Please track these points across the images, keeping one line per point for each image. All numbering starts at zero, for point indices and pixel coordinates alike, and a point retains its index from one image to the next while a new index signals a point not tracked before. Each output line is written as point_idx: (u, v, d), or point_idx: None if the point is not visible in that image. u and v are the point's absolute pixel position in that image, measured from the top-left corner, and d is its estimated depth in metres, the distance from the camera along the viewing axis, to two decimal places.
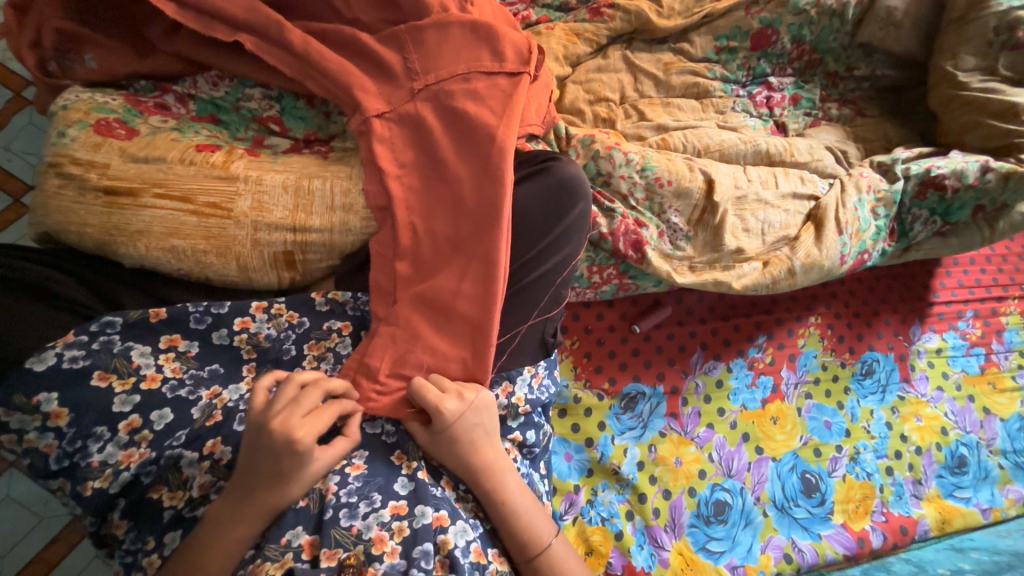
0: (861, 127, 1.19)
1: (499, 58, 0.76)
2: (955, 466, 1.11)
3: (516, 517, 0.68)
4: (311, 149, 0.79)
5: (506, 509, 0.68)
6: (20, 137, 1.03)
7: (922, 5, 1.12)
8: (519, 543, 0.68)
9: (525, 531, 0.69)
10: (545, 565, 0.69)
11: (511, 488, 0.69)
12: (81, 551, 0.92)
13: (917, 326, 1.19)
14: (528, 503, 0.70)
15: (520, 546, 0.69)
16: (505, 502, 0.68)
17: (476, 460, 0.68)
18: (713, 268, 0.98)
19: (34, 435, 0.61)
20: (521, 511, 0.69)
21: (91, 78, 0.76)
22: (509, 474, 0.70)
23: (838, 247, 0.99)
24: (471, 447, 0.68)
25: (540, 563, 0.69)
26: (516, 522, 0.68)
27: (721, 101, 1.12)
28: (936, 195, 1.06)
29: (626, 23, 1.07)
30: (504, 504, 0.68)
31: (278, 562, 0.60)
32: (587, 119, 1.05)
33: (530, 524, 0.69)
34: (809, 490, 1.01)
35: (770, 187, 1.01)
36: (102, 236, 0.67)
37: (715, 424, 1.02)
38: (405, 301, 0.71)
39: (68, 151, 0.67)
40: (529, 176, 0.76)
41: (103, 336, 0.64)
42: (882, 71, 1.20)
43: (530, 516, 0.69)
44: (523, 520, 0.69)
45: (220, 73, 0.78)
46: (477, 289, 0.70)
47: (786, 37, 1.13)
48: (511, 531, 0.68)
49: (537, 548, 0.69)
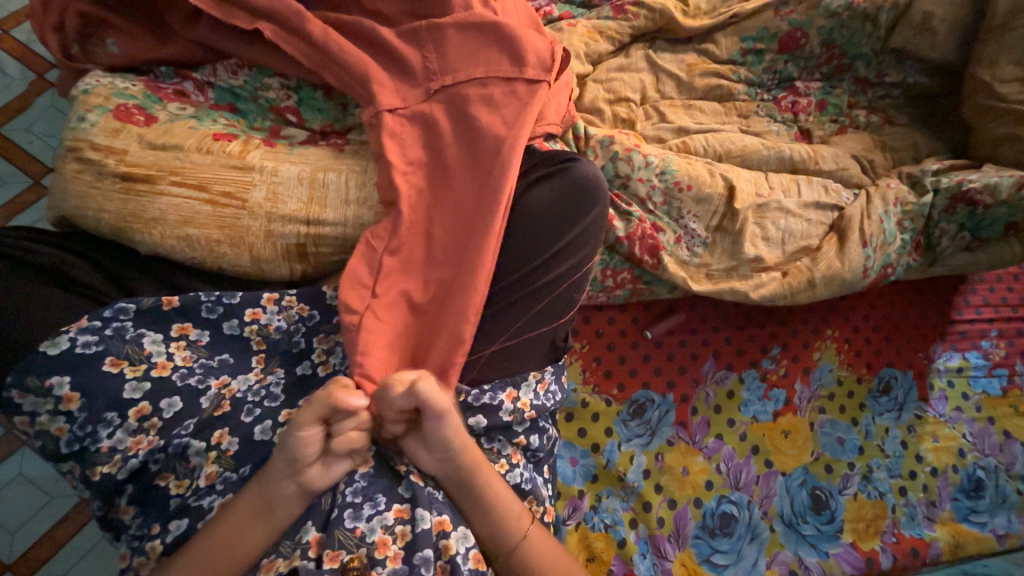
0: (889, 136, 1.14)
1: (519, 62, 0.74)
2: (971, 490, 1.07)
3: (493, 511, 0.67)
4: (328, 141, 0.78)
5: (483, 503, 0.67)
6: (42, 119, 1.04)
7: (961, 10, 1.08)
8: (496, 532, 0.67)
9: (502, 523, 0.67)
10: (519, 555, 0.67)
11: (490, 481, 0.67)
12: (87, 533, 0.92)
13: (938, 344, 1.16)
14: (503, 497, 0.68)
15: (497, 542, 0.67)
16: (481, 490, 0.67)
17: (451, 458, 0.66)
18: (731, 277, 0.96)
19: (45, 418, 0.61)
20: (497, 506, 0.67)
21: (113, 63, 0.76)
22: (487, 468, 0.68)
23: (861, 260, 0.96)
24: (454, 434, 0.65)
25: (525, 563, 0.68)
26: (490, 513, 0.67)
27: (744, 105, 1.09)
28: (967, 209, 1.03)
29: (650, 22, 1.05)
30: (481, 495, 0.67)
31: (288, 558, 0.61)
32: (606, 119, 1.03)
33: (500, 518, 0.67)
34: (819, 507, 0.99)
35: (791, 195, 0.99)
36: (118, 223, 0.67)
37: (724, 435, 1.00)
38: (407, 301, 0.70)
39: (87, 135, 0.67)
40: (533, 187, 0.74)
41: (116, 322, 0.64)
42: (915, 78, 1.15)
43: (504, 511, 0.67)
44: (496, 516, 0.67)
45: (239, 62, 0.77)
46: (466, 300, 0.69)
47: (815, 40, 1.09)
48: (486, 524, 0.67)
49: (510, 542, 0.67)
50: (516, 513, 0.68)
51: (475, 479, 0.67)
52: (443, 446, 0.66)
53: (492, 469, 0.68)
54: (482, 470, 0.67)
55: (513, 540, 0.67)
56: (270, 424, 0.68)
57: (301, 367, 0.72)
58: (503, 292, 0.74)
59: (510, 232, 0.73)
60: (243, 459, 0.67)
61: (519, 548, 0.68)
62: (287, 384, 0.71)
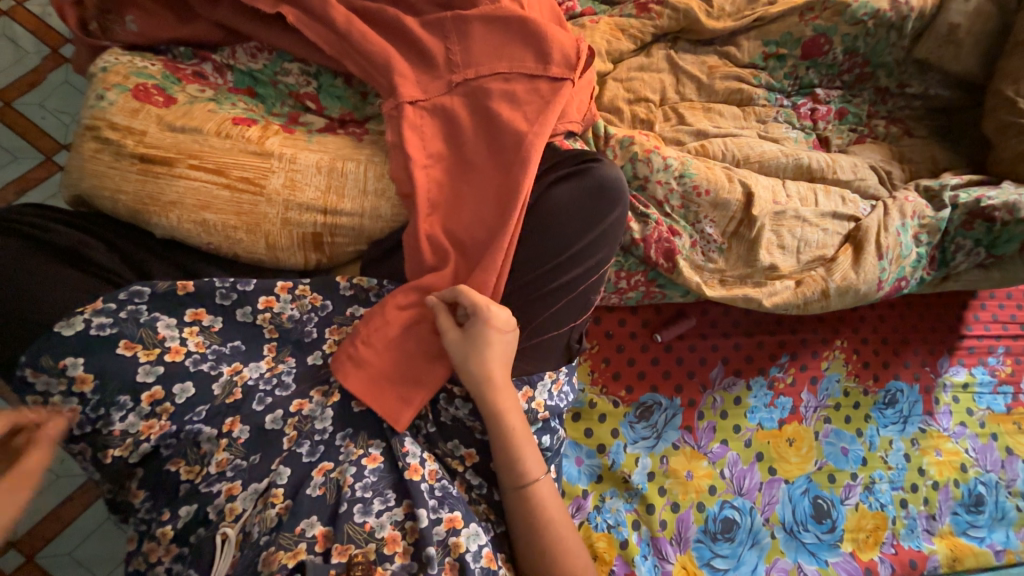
0: (908, 148, 1.14)
1: (544, 60, 0.73)
2: (971, 504, 1.08)
3: (499, 428, 0.68)
4: (346, 130, 0.77)
5: (492, 420, 0.68)
6: (55, 95, 1.03)
7: (987, 24, 1.07)
8: (507, 468, 0.69)
9: (512, 463, 0.68)
10: (528, 497, 0.69)
11: (508, 422, 0.68)
12: (93, 512, 0.93)
13: (946, 358, 1.16)
14: (519, 439, 0.69)
15: (501, 459, 0.69)
16: (501, 429, 0.68)
17: (486, 386, 0.68)
18: (745, 284, 0.96)
19: (58, 399, 0.61)
20: (503, 425, 0.68)
21: (131, 41, 0.75)
22: (510, 411, 0.69)
23: (876, 272, 0.97)
24: (497, 361, 0.68)
25: (523, 485, 0.69)
26: (503, 453, 0.68)
27: (764, 110, 1.08)
28: (984, 225, 1.02)
29: (673, 21, 1.04)
30: (495, 413, 0.68)
31: (291, 551, 0.62)
32: (625, 119, 1.02)
33: (516, 457, 0.68)
34: (820, 515, 1.00)
35: (809, 204, 0.98)
36: (135, 205, 0.66)
37: (729, 441, 1.01)
38: (411, 291, 0.69)
39: (105, 114, 0.66)
40: (555, 187, 0.73)
41: (130, 305, 0.63)
42: (936, 90, 1.14)
43: (519, 454, 0.68)
44: (502, 434, 0.68)
45: (259, 45, 0.76)
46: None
47: (839, 47, 1.08)
48: (499, 458, 0.69)
49: (521, 481, 0.69)
50: (527, 457, 0.69)
51: (492, 419, 0.68)
52: (485, 372, 0.67)
53: (515, 412, 0.69)
54: (496, 395, 0.68)
55: (525, 479, 0.69)
56: (281, 414, 0.68)
57: (312, 357, 0.71)
58: (518, 292, 0.73)
59: (527, 231, 0.72)
60: (253, 448, 0.67)
61: (527, 489, 0.69)
62: (298, 373, 0.70)
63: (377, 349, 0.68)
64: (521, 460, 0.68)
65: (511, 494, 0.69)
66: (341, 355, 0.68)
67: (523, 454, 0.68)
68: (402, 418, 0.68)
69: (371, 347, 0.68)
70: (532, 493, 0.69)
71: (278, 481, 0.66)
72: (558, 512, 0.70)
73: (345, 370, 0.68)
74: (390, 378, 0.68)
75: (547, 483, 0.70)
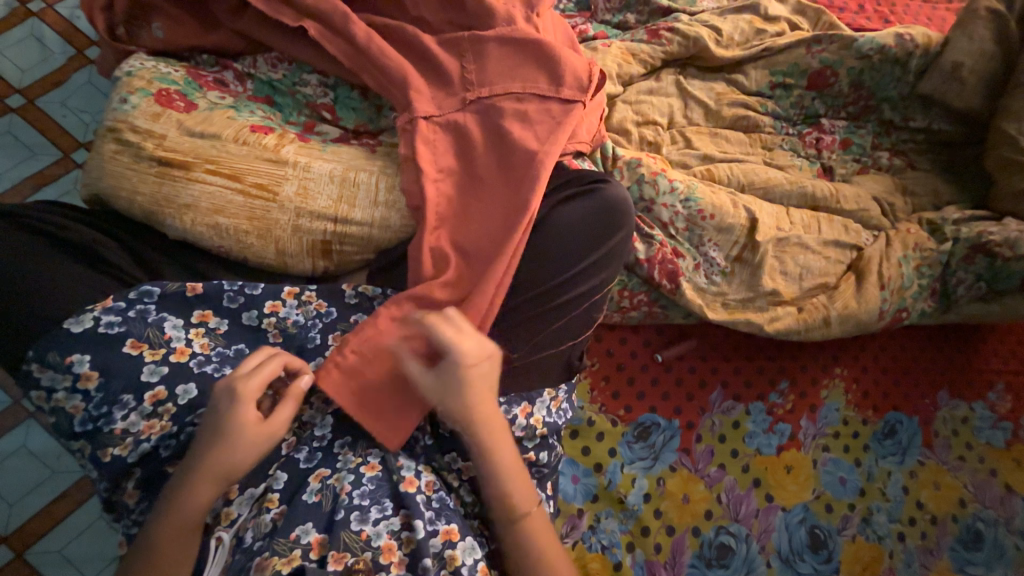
0: (911, 180, 1.15)
1: (556, 82, 0.75)
2: (971, 541, 1.07)
3: (488, 458, 0.66)
4: (360, 141, 0.78)
5: (481, 448, 0.66)
6: (76, 95, 1.05)
7: (990, 63, 1.09)
8: (498, 498, 0.67)
9: (503, 493, 0.67)
10: (519, 527, 0.67)
11: (497, 452, 0.67)
12: (85, 510, 0.92)
13: (945, 391, 1.16)
14: (508, 471, 0.67)
15: (492, 489, 0.67)
16: (493, 458, 0.67)
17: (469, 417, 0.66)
18: (747, 308, 0.96)
19: (62, 395, 0.61)
20: (492, 454, 0.67)
21: (157, 47, 0.77)
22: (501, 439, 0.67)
23: (877, 301, 0.97)
24: (482, 389, 0.66)
25: (514, 517, 0.67)
26: (494, 482, 0.67)
27: (769, 138, 1.11)
28: (986, 260, 1.03)
29: (683, 48, 1.07)
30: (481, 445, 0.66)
31: (286, 558, 0.61)
32: (633, 140, 1.03)
33: (507, 487, 0.67)
34: (817, 545, 0.99)
35: (812, 232, 1.00)
36: (150, 206, 0.68)
37: (726, 465, 1.00)
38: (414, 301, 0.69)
39: (128, 117, 0.68)
40: (563, 206, 0.75)
41: (140, 304, 0.64)
42: (939, 125, 1.16)
43: (511, 484, 0.67)
44: (492, 464, 0.67)
45: (280, 56, 0.78)
46: (482, 312, 0.70)
47: (844, 79, 1.10)
48: (489, 487, 0.67)
49: (513, 509, 0.67)
50: (519, 489, 0.67)
51: (482, 448, 0.67)
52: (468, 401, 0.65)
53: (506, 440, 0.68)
54: (484, 424, 0.66)
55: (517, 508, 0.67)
56: None
57: (313, 363, 0.70)
58: (521, 307, 0.74)
59: (533, 247, 0.74)
60: None
61: (519, 518, 0.67)
62: None
63: (375, 357, 0.68)
64: (511, 492, 0.67)
65: (505, 522, 0.68)
66: (328, 366, 0.67)
67: (512, 483, 0.67)
68: (401, 428, 0.68)
69: (370, 356, 0.68)
70: (524, 524, 0.68)
71: (275, 486, 0.66)
72: (550, 543, 0.68)
73: (334, 380, 0.67)
74: (387, 386, 0.68)
75: (540, 514, 0.69)
